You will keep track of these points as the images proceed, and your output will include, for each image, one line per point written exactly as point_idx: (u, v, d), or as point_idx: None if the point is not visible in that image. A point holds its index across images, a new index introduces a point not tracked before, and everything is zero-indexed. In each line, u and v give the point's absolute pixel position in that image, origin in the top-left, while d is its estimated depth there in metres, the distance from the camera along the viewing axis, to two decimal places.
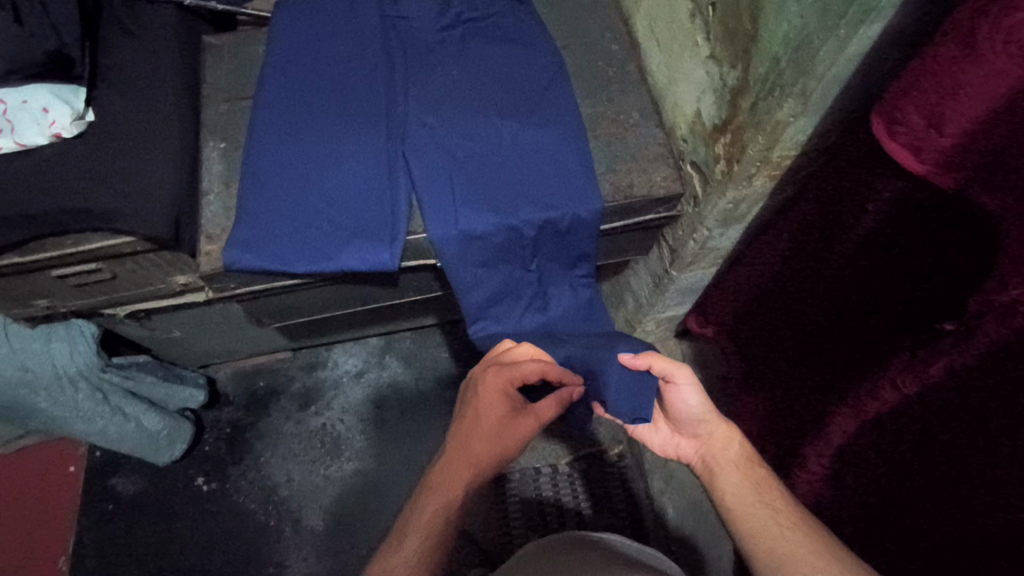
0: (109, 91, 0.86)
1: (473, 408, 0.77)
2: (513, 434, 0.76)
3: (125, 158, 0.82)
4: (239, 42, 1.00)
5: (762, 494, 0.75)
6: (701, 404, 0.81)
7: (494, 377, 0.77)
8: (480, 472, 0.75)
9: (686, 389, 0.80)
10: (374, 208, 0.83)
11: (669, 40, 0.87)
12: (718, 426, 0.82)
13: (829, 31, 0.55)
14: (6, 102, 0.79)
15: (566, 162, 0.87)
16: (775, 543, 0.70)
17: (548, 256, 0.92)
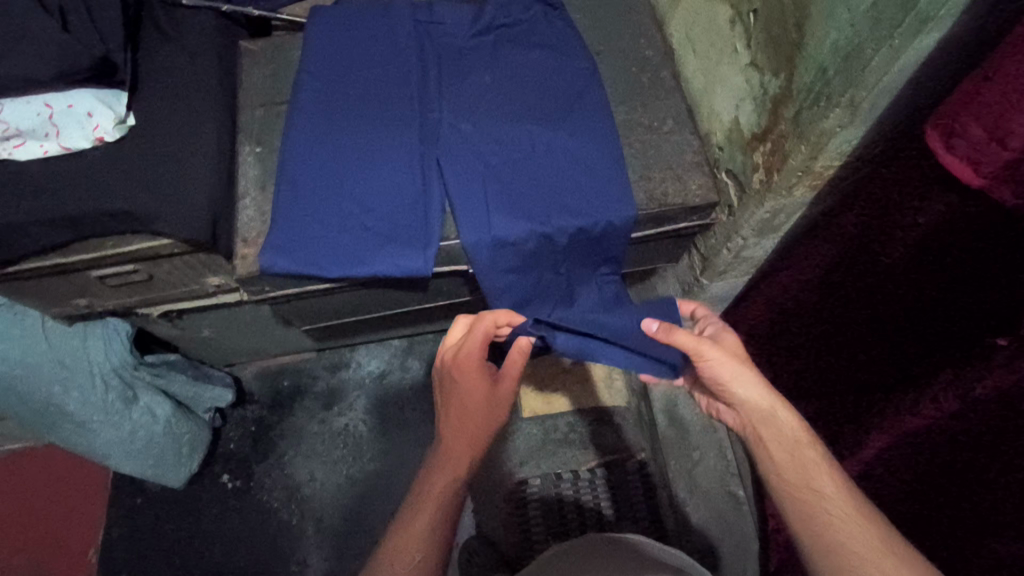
0: (150, 96, 0.87)
1: (464, 400, 0.75)
2: (499, 394, 0.75)
3: (165, 161, 0.84)
4: (274, 46, 1.01)
5: (815, 480, 0.64)
6: (735, 378, 0.71)
7: (477, 375, 0.76)
8: (470, 408, 0.74)
9: (721, 360, 0.71)
10: (407, 213, 0.83)
11: (707, 47, 0.86)
12: (756, 396, 0.70)
13: (882, 40, 0.53)
14: (53, 106, 0.80)
15: (598, 170, 0.86)
16: (849, 543, 0.60)
17: (579, 264, 0.91)
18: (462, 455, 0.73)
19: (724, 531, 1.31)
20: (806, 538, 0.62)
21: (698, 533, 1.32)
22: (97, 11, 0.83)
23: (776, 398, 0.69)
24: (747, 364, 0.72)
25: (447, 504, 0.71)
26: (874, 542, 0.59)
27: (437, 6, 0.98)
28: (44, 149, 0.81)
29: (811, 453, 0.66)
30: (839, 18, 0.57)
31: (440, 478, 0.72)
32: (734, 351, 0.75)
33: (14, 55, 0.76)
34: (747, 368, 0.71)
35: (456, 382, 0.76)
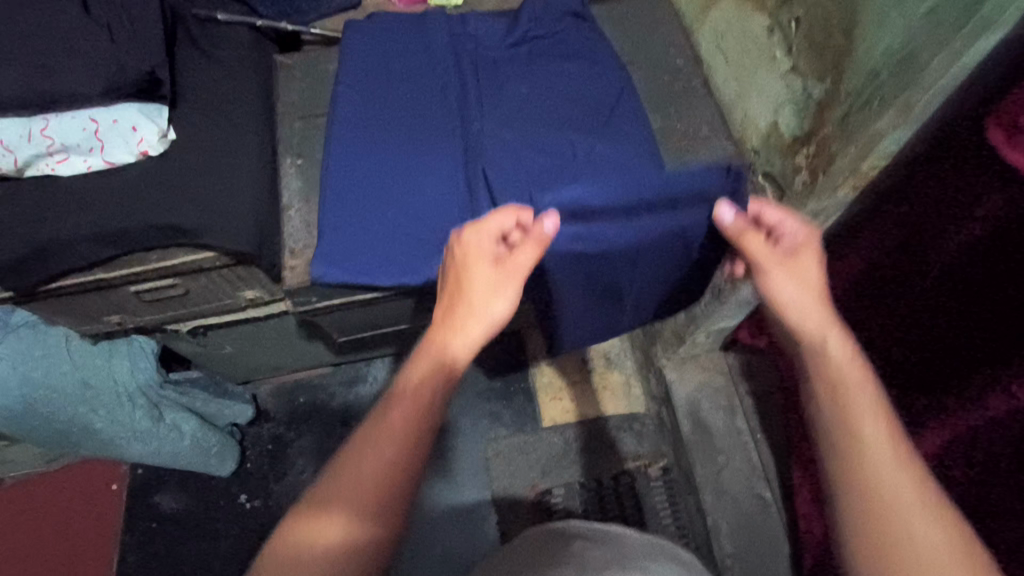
0: (191, 110, 0.87)
1: (464, 300, 0.63)
2: (495, 286, 0.64)
3: (210, 174, 0.84)
4: (309, 61, 1.02)
5: (856, 424, 0.58)
6: (800, 301, 0.64)
7: (475, 264, 0.64)
8: (459, 315, 0.63)
9: (780, 277, 0.65)
10: (455, 221, 0.84)
11: (740, 56, 0.89)
12: (810, 313, 0.64)
13: (942, 43, 0.56)
14: (98, 121, 0.80)
15: (637, 187, 0.86)
16: (886, 495, 0.55)
17: (638, 276, 0.91)
18: (450, 359, 0.61)
19: (752, 537, 1.32)
20: (841, 478, 0.57)
21: (729, 537, 1.32)
22: (141, 25, 0.83)
23: (830, 324, 0.63)
24: (811, 288, 0.65)
25: (426, 407, 0.58)
26: (915, 504, 0.54)
27: (470, 20, 1.00)
28: (88, 164, 0.80)
29: (865, 393, 0.59)
30: (895, 22, 0.60)
31: (401, 412, 0.57)
32: (805, 268, 0.66)
33: (65, 72, 0.77)
34: (810, 291, 0.65)
35: (456, 279, 0.65)
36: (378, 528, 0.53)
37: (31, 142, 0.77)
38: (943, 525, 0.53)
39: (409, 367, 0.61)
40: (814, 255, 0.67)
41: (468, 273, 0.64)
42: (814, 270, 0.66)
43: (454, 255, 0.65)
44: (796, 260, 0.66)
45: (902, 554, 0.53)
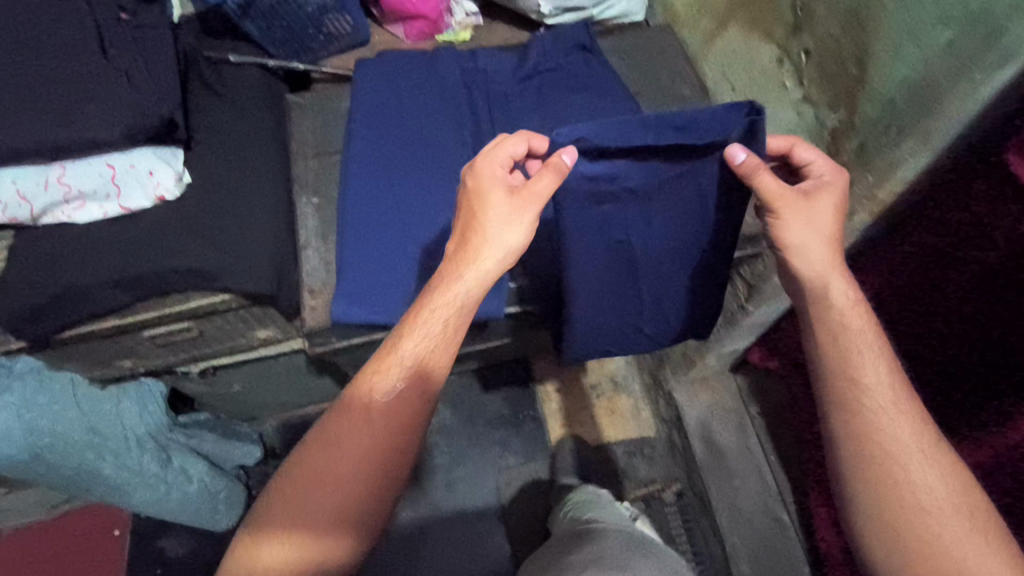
0: (208, 152, 0.88)
1: (480, 232, 0.66)
2: (512, 215, 0.66)
3: (229, 216, 0.84)
4: (321, 99, 1.02)
5: (853, 374, 0.67)
6: (813, 238, 0.67)
7: (489, 193, 0.66)
8: (478, 262, 0.66)
9: (793, 219, 0.67)
10: None
11: (748, 85, 0.90)
12: (823, 254, 0.67)
13: (961, 75, 0.57)
14: (115, 167, 0.81)
15: (657, 121, 0.65)
16: (884, 436, 0.65)
17: (654, 269, 0.81)
18: (460, 298, 0.66)
19: (773, 562, 1.29)
20: (837, 418, 0.67)
21: (748, 562, 1.30)
22: (158, 71, 0.83)
23: (831, 273, 0.68)
24: (825, 225, 0.67)
25: (416, 381, 0.67)
26: (905, 446, 0.65)
27: (479, 55, 1.02)
28: (104, 210, 0.80)
29: (866, 346, 0.67)
30: (910, 53, 0.61)
31: (393, 374, 0.67)
32: (816, 209, 0.67)
33: (85, 119, 0.77)
34: (823, 235, 0.67)
35: (473, 211, 0.67)
36: (357, 514, 0.65)
37: (47, 190, 0.78)
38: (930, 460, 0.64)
39: (402, 339, 0.67)
40: (832, 195, 0.67)
41: (487, 208, 0.66)
42: (829, 212, 0.67)
43: (472, 190, 0.67)
44: (810, 200, 0.67)
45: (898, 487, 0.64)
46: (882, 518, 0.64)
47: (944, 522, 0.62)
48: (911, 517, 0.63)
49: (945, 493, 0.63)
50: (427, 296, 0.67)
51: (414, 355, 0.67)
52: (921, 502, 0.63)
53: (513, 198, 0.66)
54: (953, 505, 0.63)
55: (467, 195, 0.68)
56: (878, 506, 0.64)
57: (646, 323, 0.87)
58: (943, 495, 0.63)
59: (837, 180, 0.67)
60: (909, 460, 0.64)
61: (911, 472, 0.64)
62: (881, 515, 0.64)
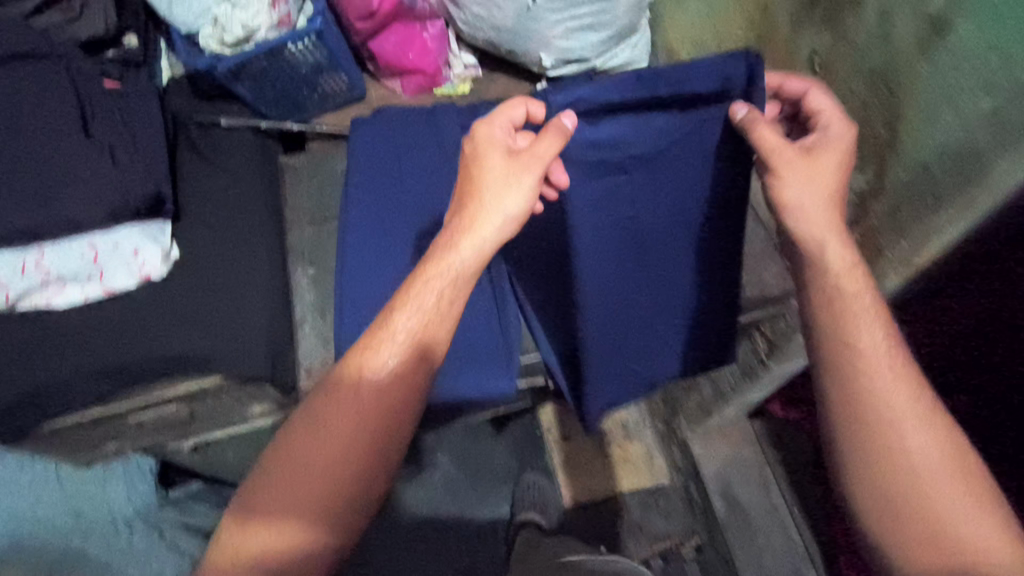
0: (194, 224, 0.85)
1: (477, 196, 0.61)
2: (510, 180, 0.60)
3: (221, 296, 0.80)
4: (316, 161, 0.99)
5: (852, 344, 0.59)
6: (819, 197, 0.60)
7: (487, 157, 0.61)
8: (472, 229, 0.60)
9: (794, 176, 0.60)
10: (481, 331, 0.82)
11: None
12: (824, 210, 0.60)
13: (1006, 146, 0.53)
14: (97, 248, 0.77)
15: (654, 77, 0.61)
16: (886, 407, 0.57)
17: (653, 253, 0.76)
18: (456, 269, 0.60)
19: None
20: (834, 392, 0.59)
21: None
22: (145, 145, 0.80)
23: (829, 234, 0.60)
24: (829, 181, 0.61)
25: (416, 358, 0.59)
26: (902, 413, 0.57)
27: (481, 111, 0.98)
28: (84, 293, 0.76)
29: (863, 313, 0.59)
30: (948, 122, 0.57)
31: (386, 350, 0.58)
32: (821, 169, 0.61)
33: (69, 204, 0.74)
34: (826, 188, 0.60)
35: (470, 174, 0.62)
36: (354, 505, 0.57)
37: (24, 275, 0.74)
38: (932, 428, 0.57)
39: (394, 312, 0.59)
40: (840, 151, 0.61)
41: (485, 170, 0.61)
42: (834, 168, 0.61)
43: (470, 155, 0.62)
44: (813, 156, 0.61)
45: (898, 462, 0.57)
46: (879, 490, 0.57)
47: (948, 491, 0.55)
48: (908, 490, 0.56)
49: (953, 463, 0.56)
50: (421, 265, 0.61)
51: (407, 330, 0.59)
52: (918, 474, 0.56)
53: (513, 162, 0.60)
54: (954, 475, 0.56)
55: (466, 160, 0.63)
56: (881, 484, 0.57)
57: (648, 323, 0.81)
58: (941, 465, 0.56)
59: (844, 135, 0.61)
60: (908, 428, 0.57)
61: (908, 442, 0.57)
62: (872, 487, 0.57)
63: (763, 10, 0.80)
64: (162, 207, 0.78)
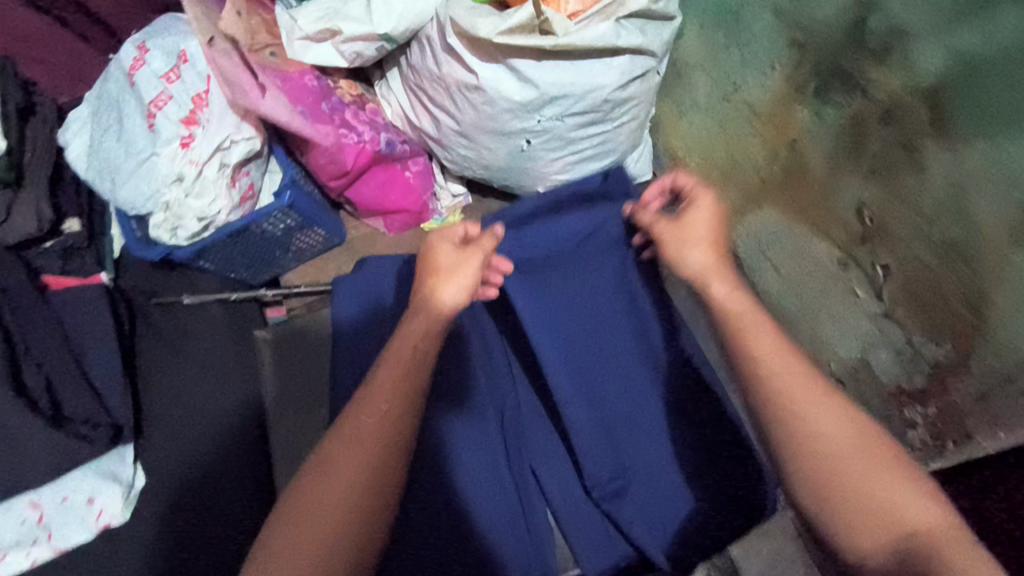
0: (164, 437, 0.76)
1: (440, 274, 0.57)
2: (461, 263, 0.57)
3: (188, 534, 0.72)
4: (294, 332, 0.85)
5: (751, 341, 0.49)
6: (704, 243, 0.58)
7: (443, 248, 0.59)
8: (441, 302, 0.56)
9: (677, 236, 0.60)
10: (495, 493, 0.70)
11: (797, 273, 0.76)
12: (707, 251, 0.57)
13: None
14: (42, 505, 0.70)
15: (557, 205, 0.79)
16: (785, 386, 0.47)
17: (620, 343, 0.73)
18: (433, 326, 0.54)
19: None
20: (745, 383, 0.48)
21: None
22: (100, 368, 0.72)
23: (711, 273, 0.56)
24: (716, 232, 0.59)
25: (412, 387, 0.51)
26: (811, 391, 0.46)
27: None
28: (31, 557, 0.68)
29: (751, 312, 0.51)
30: None
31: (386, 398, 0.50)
32: (689, 226, 0.59)
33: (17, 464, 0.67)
34: (713, 236, 0.58)
35: (428, 267, 0.58)
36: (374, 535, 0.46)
37: None
38: (841, 414, 0.45)
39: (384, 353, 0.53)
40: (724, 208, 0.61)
41: (442, 263, 0.58)
42: (706, 222, 0.59)
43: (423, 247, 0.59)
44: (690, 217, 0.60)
45: (810, 445, 0.44)
46: (801, 477, 0.44)
47: (872, 470, 0.43)
48: (833, 485, 0.43)
49: (871, 454, 0.44)
50: (400, 325, 0.55)
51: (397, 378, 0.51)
52: (838, 460, 0.44)
53: (468, 243, 0.59)
54: (871, 459, 0.44)
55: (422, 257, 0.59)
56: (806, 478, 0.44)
57: (643, 430, 0.72)
58: (856, 452, 0.44)
59: (710, 196, 0.60)
60: (815, 409, 0.45)
61: (816, 422, 0.45)
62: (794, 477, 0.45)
63: (790, 144, 0.70)
64: (122, 436, 0.70)
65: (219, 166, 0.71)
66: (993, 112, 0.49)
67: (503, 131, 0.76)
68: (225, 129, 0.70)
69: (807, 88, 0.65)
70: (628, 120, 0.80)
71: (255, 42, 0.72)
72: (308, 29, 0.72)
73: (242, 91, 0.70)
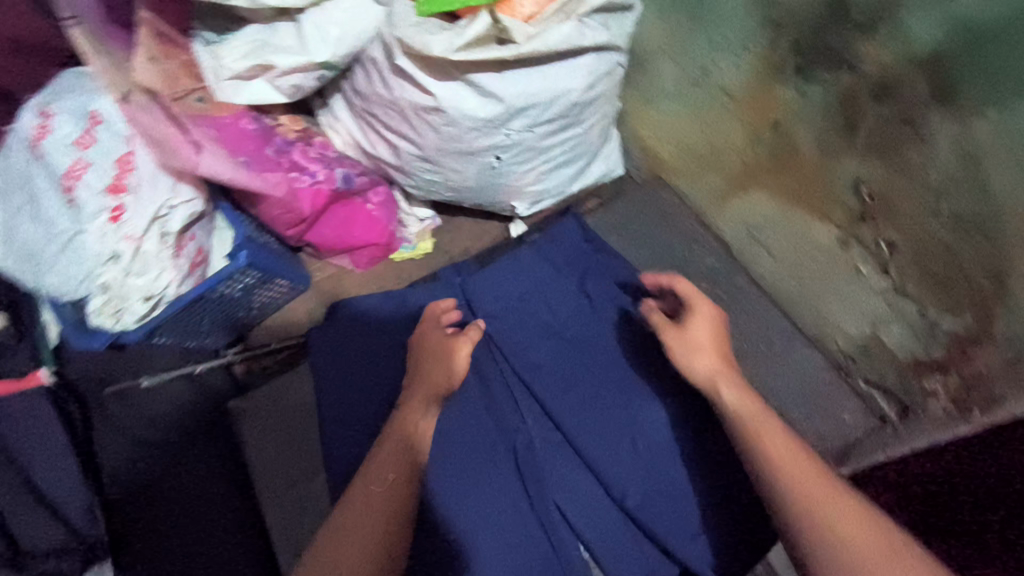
0: (144, 537, 0.72)
1: (432, 362, 0.64)
2: (451, 350, 0.65)
3: None
4: (272, 397, 0.76)
5: (766, 440, 0.53)
6: (710, 350, 0.61)
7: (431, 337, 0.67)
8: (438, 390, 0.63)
9: (689, 344, 0.62)
10: (524, 537, 0.63)
11: (793, 256, 0.74)
12: (714, 360, 0.60)
13: None
14: None
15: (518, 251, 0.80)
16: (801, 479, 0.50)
17: (609, 358, 0.73)
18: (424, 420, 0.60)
19: None
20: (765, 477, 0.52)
21: None
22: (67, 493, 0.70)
23: (721, 376, 0.59)
24: (720, 335, 0.62)
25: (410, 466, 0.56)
26: (830, 489, 0.49)
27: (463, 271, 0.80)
28: None
29: (760, 412, 0.56)
30: None
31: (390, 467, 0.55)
32: (692, 333, 0.62)
33: None
34: (718, 342, 0.62)
35: (422, 359, 0.65)
36: None
37: None
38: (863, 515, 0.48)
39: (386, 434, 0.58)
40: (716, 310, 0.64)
41: (434, 358, 0.65)
42: (707, 329, 0.62)
43: (415, 337, 0.67)
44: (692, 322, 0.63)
45: (828, 538, 0.47)
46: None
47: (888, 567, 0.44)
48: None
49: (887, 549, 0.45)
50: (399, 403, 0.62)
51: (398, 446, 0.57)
52: (868, 568, 0.45)
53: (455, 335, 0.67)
54: (905, 570, 0.44)
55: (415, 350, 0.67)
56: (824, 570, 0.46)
57: (655, 439, 0.68)
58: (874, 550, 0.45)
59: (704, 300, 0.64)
60: (836, 506, 0.48)
61: (838, 518, 0.47)
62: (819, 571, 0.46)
63: (773, 126, 0.68)
64: (94, 559, 0.70)
65: (160, 236, 0.63)
66: (1002, 79, 0.49)
67: (470, 151, 0.70)
68: (162, 195, 0.62)
69: (786, 67, 0.62)
70: (597, 119, 0.75)
71: (177, 89, 0.63)
72: (237, 68, 0.65)
73: (173, 152, 0.62)
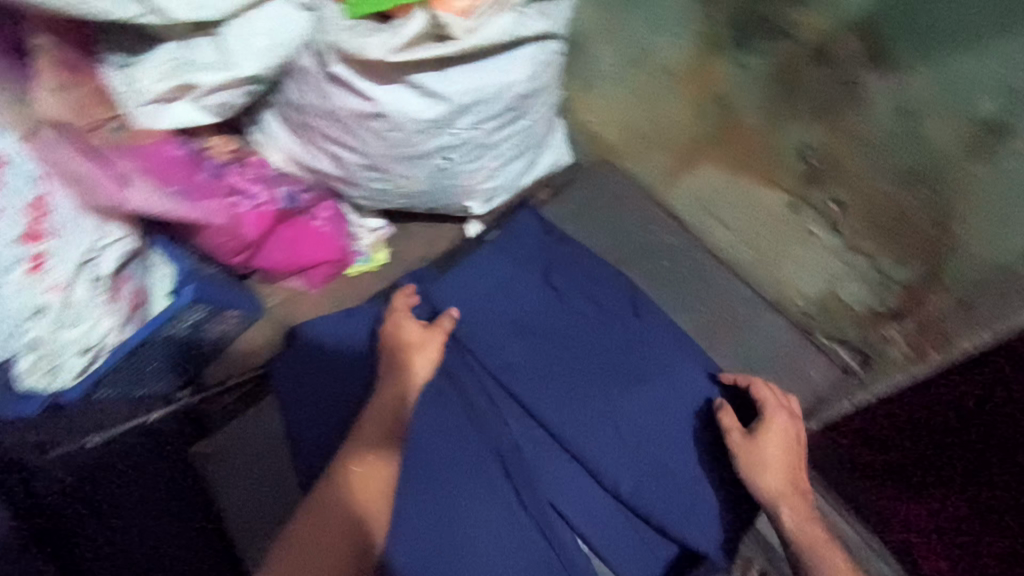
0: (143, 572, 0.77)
1: (406, 349, 0.66)
2: (423, 337, 0.67)
3: None
4: (237, 437, 0.71)
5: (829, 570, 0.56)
6: (782, 468, 0.62)
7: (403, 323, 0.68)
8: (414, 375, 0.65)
9: (765, 462, 0.63)
10: (517, 541, 0.62)
11: (747, 225, 0.76)
12: (785, 480, 0.62)
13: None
14: None
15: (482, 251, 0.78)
16: None
17: (588, 348, 0.71)
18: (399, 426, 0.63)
19: None
20: None
21: None
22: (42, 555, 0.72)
23: (789, 497, 0.61)
24: (794, 452, 0.64)
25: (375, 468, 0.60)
26: None
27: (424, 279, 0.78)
28: None
29: (823, 539, 0.59)
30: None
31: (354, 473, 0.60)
32: (762, 450, 0.63)
33: None
34: (793, 461, 0.63)
35: (396, 349, 0.66)
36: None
37: None
38: None
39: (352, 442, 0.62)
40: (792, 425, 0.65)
41: (407, 342, 0.67)
42: (780, 444, 0.63)
43: (388, 325, 0.68)
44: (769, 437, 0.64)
45: None
46: None
47: None
48: None
49: None
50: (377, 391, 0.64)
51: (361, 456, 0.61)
52: None
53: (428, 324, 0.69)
54: None
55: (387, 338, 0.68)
56: None
57: (640, 424, 0.68)
58: None
59: (781, 415, 0.65)
60: None
61: None
62: None
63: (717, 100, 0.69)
64: None
65: (91, 281, 0.58)
66: (930, 36, 0.51)
67: (417, 154, 0.68)
68: (87, 236, 0.57)
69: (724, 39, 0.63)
70: (543, 110, 0.74)
71: (89, 120, 0.58)
72: (157, 90, 0.60)
73: (95, 188, 0.58)
